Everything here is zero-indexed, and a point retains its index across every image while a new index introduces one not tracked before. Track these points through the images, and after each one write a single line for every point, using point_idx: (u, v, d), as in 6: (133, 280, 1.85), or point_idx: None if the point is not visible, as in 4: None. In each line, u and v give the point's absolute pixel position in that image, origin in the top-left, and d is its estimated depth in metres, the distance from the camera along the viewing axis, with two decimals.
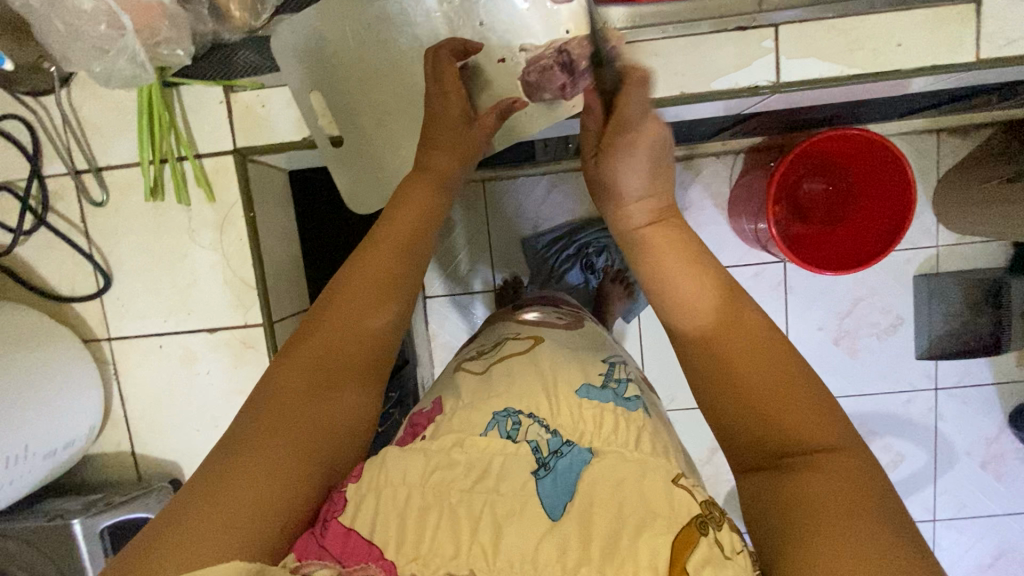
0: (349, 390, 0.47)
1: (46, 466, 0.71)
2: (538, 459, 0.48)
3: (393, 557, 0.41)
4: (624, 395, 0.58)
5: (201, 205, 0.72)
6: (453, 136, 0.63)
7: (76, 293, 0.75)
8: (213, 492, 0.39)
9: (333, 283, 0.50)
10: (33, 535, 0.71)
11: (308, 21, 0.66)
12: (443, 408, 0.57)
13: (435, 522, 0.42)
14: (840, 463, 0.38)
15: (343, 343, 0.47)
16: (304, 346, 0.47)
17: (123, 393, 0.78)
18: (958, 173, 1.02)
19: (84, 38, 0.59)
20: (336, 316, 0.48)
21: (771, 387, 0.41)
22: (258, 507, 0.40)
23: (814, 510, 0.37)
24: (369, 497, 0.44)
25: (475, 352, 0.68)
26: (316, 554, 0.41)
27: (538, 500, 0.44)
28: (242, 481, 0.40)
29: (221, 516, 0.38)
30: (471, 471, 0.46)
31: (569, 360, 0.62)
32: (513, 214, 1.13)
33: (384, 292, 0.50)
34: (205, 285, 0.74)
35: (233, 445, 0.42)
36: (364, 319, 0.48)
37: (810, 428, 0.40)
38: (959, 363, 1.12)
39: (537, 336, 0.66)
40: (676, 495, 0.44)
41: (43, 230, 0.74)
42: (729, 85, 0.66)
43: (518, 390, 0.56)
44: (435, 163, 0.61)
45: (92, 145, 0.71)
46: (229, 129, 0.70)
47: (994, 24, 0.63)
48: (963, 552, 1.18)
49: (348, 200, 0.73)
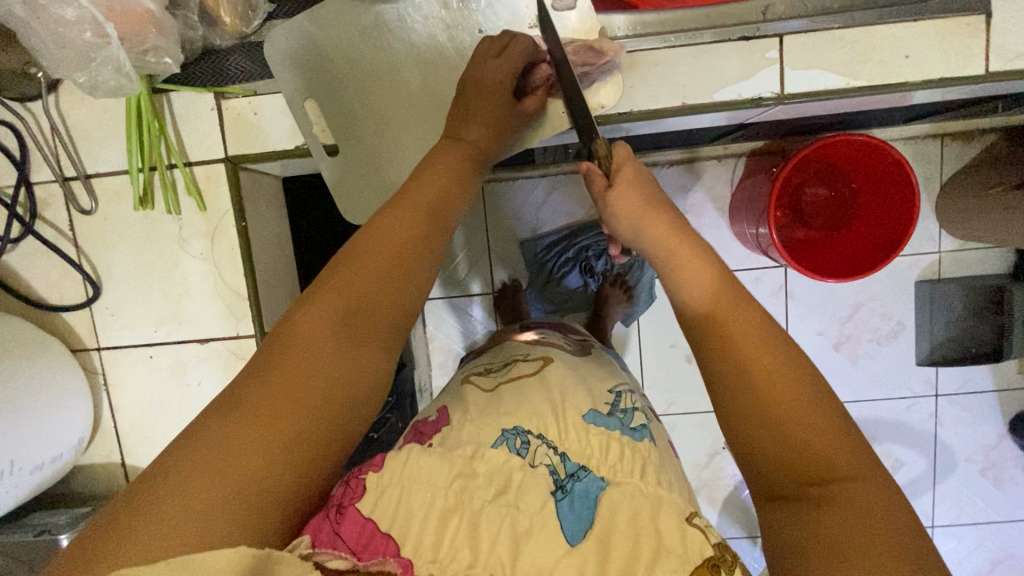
0: (365, 357, 0.44)
1: (33, 480, 0.70)
2: (555, 480, 0.48)
3: (410, 554, 0.42)
4: (631, 425, 0.56)
5: (192, 214, 0.71)
6: (490, 124, 0.62)
7: (65, 302, 0.74)
8: (213, 458, 0.37)
9: (355, 240, 0.49)
10: (19, 549, 0.70)
11: (302, 28, 0.65)
12: (451, 420, 0.55)
13: (456, 529, 0.44)
14: (855, 490, 0.37)
15: (360, 306, 0.45)
16: (317, 304, 0.44)
17: (112, 403, 0.77)
18: (959, 178, 1.00)
19: (70, 46, 0.58)
20: (355, 275, 0.46)
21: (799, 415, 0.39)
22: (258, 480, 0.37)
23: (838, 546, 0.35)
24: (389, 491, 0.45)
25: (482, 368, 0.66)
26: (331, 542, 0.40)
27: (558, 523, 0.44)
28: (243, 441, 0.38)
29: (218, 484, 0.36)
30: (492, 483, 0.47)
31: (576, 383, 0.60)
32: (513, 217, 1.11)
33: (403, 258, 0.48)
34: (197, 295, 0.72)
35: (235, 406, 0.39)
36: (382, 286, 0.46)
37: (827, 453, 0.38)
38: (960, 371, 1.11)
39: (546, 357, 0.64)
40: (688, 537, 0.42)
41: (31, 239, 0.73)
42: (732, 96, 0.65)
43: (523, 409, 0.55)
44: (462, 142, 0.61)
45: (81, 152, 0.69)
46: (220, 136, 0.68)
47: (1007, 37, 0.61)
48: (962, 558, 1.17)
49: (339, 203, 0.70)
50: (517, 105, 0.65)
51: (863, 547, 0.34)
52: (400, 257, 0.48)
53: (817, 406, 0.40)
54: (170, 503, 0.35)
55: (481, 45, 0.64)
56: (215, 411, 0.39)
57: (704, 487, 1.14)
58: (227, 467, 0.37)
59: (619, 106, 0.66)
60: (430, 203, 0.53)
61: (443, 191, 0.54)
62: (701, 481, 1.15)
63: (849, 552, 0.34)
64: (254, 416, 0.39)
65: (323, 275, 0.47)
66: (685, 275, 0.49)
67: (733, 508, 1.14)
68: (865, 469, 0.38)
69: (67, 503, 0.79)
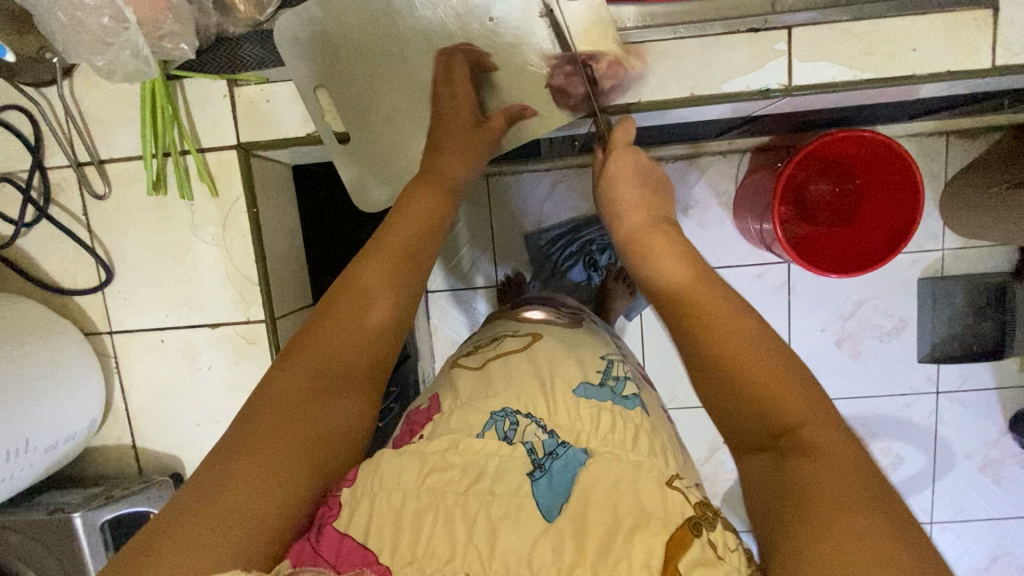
0: (341, 403, 0.48)
1: (47, 460, 0.71)
2: (533, 460, 0.48)
3: (388, 560, 0.41)
4: (623, 394, 0.57)
5: (204, 200, 0.71)
6: (454, 153, 0.68)
7: (78, 285, 0.75)
8: (206, 508, 0.40)
9: (336, 285, 0.54)
10: (32, 527, 0.71)
11: (315, 16, 0.65)
12: (441, 407, 0.57)
13: (430, 527, 0.42)
14: (824, 439, 0.39)
15: (341, 345, 0.50)
16: (294, 361, 0.48)
17: (124, 386, 0.78)
18: (966, 176, 1.01)
19: (87, 30, 0.58)
20: (337, 315, 0.51)
21: (768, 382, 0.42)
22: (252, 524, 0.40)
23: (800, 485, 0.37)
24: (364, 501, 0.44)
25: (471, 348, 0.68)
26: (310, 558, 0.41)
27: (534, 501, 0.45)
28: (241, 480, 0.41)
29: (212, 529, 0.38)
30: (466, 475, 0.47)
31: (567, 354, 0.62)
32: (517, 209, 1.11)
33: (374, 308, 0.52)
34: (207, 281, 0.73)
35: (224, 459, 0.43)
36: (355, 335, 0.51)
37: (799, 414, 0.41)
38: (961, 367, 1.11)
39: (534, 334, 0.66)
40: (669, 496, 0.44)
41: (44, 222, 0.74)
42: (739, 88, 0.66)
43: (513, 388, 0.56)
44: (432, 172, 0.66)
45: (95, 138, 0.70)
46: (232, 123, 0.69)
47: (1014, 29, 0.62)
48: (960, 554, 1.18)
49: (352, 194, 0.72)
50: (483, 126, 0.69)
51: (826, 482, 0.36)
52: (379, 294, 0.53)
53: (795, 378, 0.43)
54: (169, 551, 0.37)
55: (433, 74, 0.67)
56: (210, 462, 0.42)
57: (706, 481, 1.15)
58: (221, 510, 0.39)
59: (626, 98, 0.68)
60: (404, 250, 0.56)
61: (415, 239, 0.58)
62: (703, 474, 1.15)
63: (813, 487, 0.36)
64: (243, 464, 0.42)
65: (297, 335, 0.51)
66: (672, 278, 0.49)
67: (733, 501, 1.15)
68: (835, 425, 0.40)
69: (78, 485, 0.81)
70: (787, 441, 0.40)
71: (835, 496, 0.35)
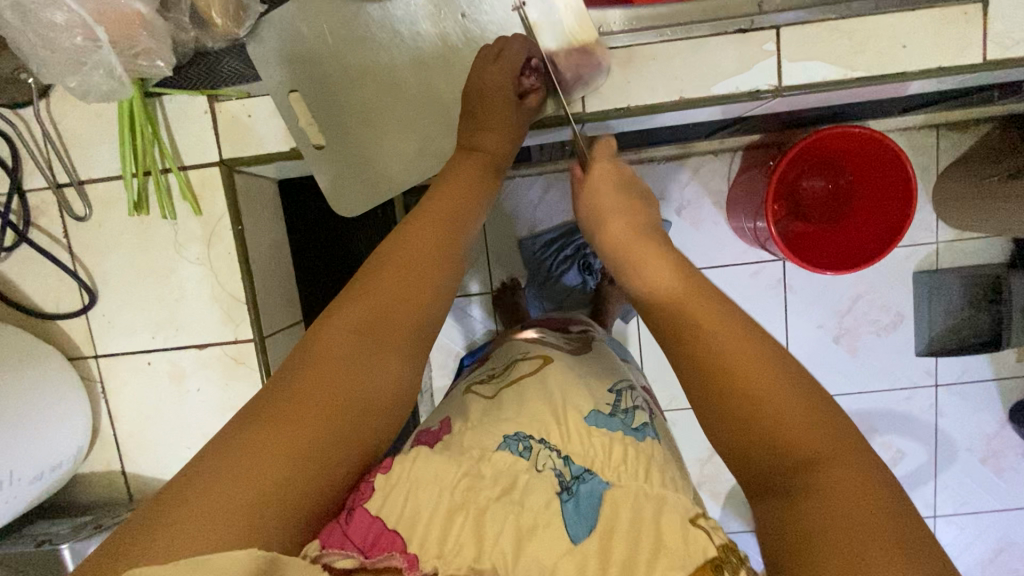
0: (387, 372, 0.44)
1: (33, 490, 0.69)
2: (561, 483, 0.48)
3: (416, 550, 0.42)
4: (633, 425, 0.55)
5: (187, 219, 0.70)
6: (496, 129, 0.63)
7: (61, 310, 0.73)
8: (234, 471, 0.37)
9: (389, 239, 0.50)
10: (20, 561, 0.69)
11: (291, 24, 0.64)
12: (451, 428, 0.54)
13: (461, 525, 0.44)
14: (823, 457, 0.37)
15: (389, 309, 0.46)
16: (343, 313, 0.45)
17: (111, 411, 0.76)
18: (956, 170, 1.00)
19: (60, 50, 0.56)
20: (387, 275, 0.47)
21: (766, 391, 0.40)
22: (280, 496, 0.37)
23: (822, 531, 0.35)
24: (397, 489, 0.45)
25: (485, 374, 0.66)
26: (339, 542, 0.41)
27: (563, 523, 0.44)
28: (273, 445, 0.38)
29: (234, 494, 0.36)
30: (498, 482, 0.47)
31: (578, 383, 0.59)
32: (511, 215, 1.10)
33: (424, 267, 0.48)
34: (194, 300, 0.72)
35: (260, 418, 0.40)
36: (406, 289, 0.47)
37: (798, 426, 0.38)
38: (960, 360, 1.11)
39: (544, 357, 0.63)
40: (691, 535, 0.41)
41: (25, 247, 0.72)
42: (729, 89, 0.65)
43: (527, 413, 0.55)
44: (482, 152, 0.62)
45: (73, 158, 0.69)
46: (214, 139, 0.68)
47: (1004, 25, 0.61)
48: (964, 547, 1.17)
49: (333, 203, 0.70)
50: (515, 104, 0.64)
51: (838, 514, 0.35)
52: (433, 259, 0.49)
53: (800, 391, 0.40)
54: (187, 512, 0.35)
55: (482, 51, 0.64)
56: (246, 419, 0.40)
57: (707, 483, 1.14)
58: (251, 476, 0.37)
59: (615, 101, 0.66)
60: (448, 213, 0.53)
61: (459, 207, 0.54)
62: (704, 476, 1.14)
63: (823, 521, 0.35)
64: (277, 428, 0.39)
65: (344, 291, 0.47)
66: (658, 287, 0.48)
67: (735, 502, 1.14)
68: (840, 440, 0.38)
69: (68, 513, 0.79)
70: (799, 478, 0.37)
71: (858, 550, 0.33)
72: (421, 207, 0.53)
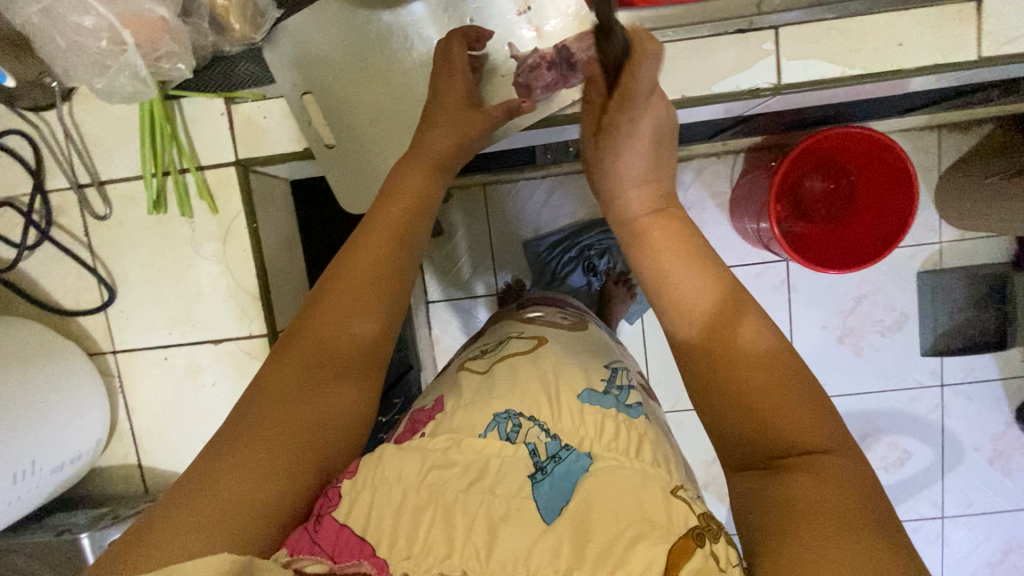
0: (339, 387, 0.48)
1: (53, 481, 0.71)
2: (535, 463, 0.48)
3: (385, 556, 0.42)
4: (626, 402, 0.56)
5: (204, 217, 0.72)
6: (453, 121, 0.64)
7: (80, 306, 0.76)
8: (198, 495, 0.40)
9: (335, 262, 0.52)
10: (40, 551, 0.71)
11: (307, 31, 0.67)
12: (444, 407, 0.56)
13: (429, 523, 0.43)
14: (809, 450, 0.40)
15: (336, 330, 0.49)
16: (294, 341, 0.48)
17: (128, 406, 0.78)
18: (957, 170, 1.01)
19: (85, 54, 0.59)
20: (333, 299, 0.50)
21: (753, 379, 0.42)
22: (244, 511, 0.40)
23: (786, 502, 0.38)
24: (362, 494, 0.45)
25: (477, 350, 0.67)
26: (308, 549, 0.41)
27: (534, 503, 0.45)
28: (232, 466, 0.42)
29: (201, 513, 0.39)
30: (468, 471, 0.47)
31: (571, 363, 0.60)
32: (516, 217, 1.12)
33: (369, 286, 0.51)
34: (209, 297, 0.74)
35: (222, 445, 0.43)
36: (352, 309, 0.50)
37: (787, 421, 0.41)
38: (965, 360, 1.11)
39: (539, 338, 0.65)
40: (673, 505, 0.44)
41: (47, 245, 0.74)
42: (730, 88, 0.67)
43: (518, 391, 0.55)
44: (427, 151, 0.62)
45: (94, 159, 0.71)
46: (230, 139, 0.70)
47: (997, 22, 0.63)
48: (972, 549, 1.17)
49: (342, 199, 0.72)
50: (480, 110, 0.66)
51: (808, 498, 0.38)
52: (380, 276, 0.52)
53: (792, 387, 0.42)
54: (159, 544, 0.37)
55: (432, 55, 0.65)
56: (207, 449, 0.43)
57: (713, 483, 1.15)
58: (212, 498, 0.40)
59: None
60: (400, 226, 0.55)
61: (413, 217, 0.56)
62: (710, 476, 1.15)
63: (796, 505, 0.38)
64: (236, 452, 0.42)
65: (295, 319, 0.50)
66: (662, 277, 0.50)
67: None
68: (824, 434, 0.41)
69: (86, 505, 0.81)
70: (783, 450, 0.40)
71: (826, 527, 0.36)
72: (373, 220, 0.55)
